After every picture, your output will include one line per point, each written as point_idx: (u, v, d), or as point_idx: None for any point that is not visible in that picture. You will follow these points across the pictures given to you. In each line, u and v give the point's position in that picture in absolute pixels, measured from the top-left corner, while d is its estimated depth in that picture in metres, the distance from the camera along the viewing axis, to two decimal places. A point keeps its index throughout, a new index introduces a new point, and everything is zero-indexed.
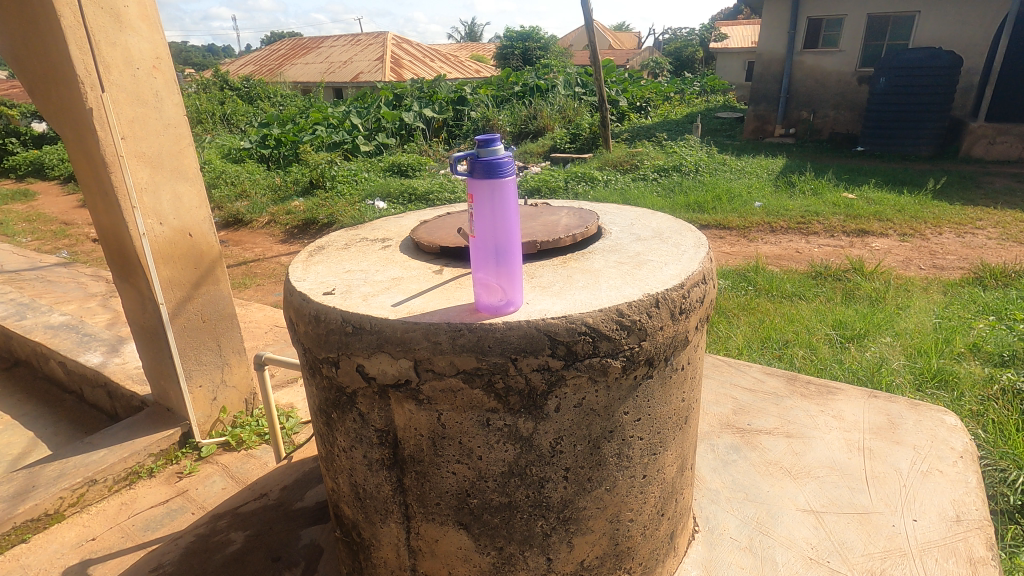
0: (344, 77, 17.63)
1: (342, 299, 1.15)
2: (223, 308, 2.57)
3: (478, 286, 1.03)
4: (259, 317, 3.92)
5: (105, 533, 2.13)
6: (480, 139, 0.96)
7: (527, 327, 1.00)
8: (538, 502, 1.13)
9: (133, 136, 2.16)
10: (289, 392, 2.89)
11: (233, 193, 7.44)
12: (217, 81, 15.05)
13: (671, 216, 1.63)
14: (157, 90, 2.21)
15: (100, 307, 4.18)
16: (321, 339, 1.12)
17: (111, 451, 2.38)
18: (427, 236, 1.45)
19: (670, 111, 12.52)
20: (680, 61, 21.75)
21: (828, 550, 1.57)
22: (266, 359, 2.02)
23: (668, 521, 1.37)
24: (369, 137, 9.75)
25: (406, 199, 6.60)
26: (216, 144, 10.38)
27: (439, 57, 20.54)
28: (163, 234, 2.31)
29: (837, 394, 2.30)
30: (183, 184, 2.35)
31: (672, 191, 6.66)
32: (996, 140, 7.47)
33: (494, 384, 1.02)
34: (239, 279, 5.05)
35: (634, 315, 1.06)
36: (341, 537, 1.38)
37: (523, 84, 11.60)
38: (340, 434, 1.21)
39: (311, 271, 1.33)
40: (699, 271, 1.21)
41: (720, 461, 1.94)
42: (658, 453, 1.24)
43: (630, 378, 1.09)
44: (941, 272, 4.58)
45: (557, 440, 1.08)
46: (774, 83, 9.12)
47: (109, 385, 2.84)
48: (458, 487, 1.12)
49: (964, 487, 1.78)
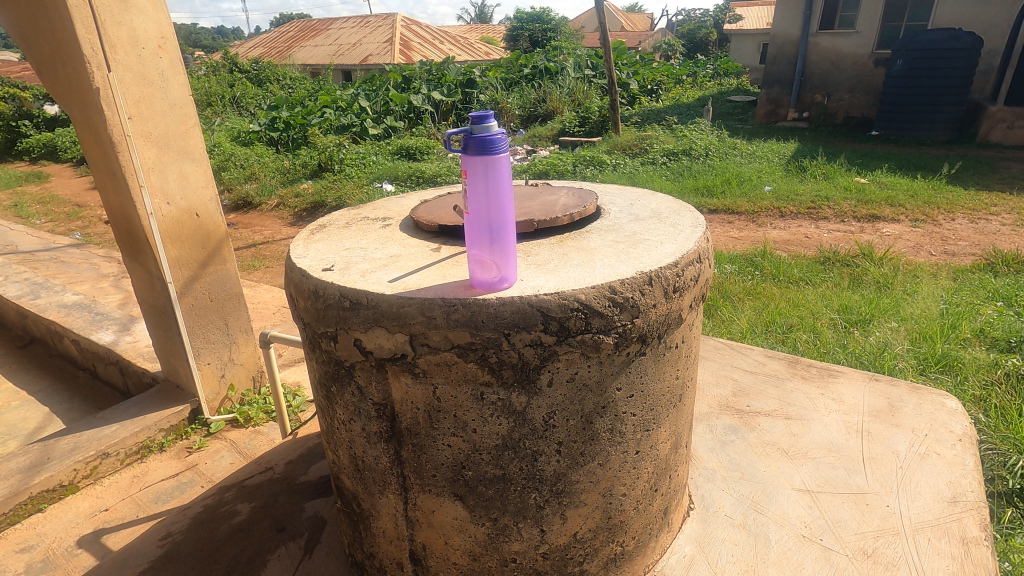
0: (353, 60, 17.57)
1: (340, 274, 1.17)
2: (230, 288, 2.60)
3: (472, 262, 1.05)
4: (267, 298, 3.97)
5: (117, 504, 2.20)
6: (474, 115, 0.97)
7: (521, 303, 1.02)
8: (532, 476, 1.15)
9: (140, 116, 2.18)
10: (296, 371, 2.94)
11: (242, 175, 7.47)
12: (227, 63, 15.04)
13: (672, 197, 1.63)
14: (162, 69, 2.23)
15: (112, 288, 4.25)
16: (319, 314, 1.14)
17: (122, 425, 2.44)
18: (427, 215, 1.47)
19: (681, 94, 12.36)
20: (693, 43, 21.46)
21: (821, 528, 1.59)
22: (271, 337, 2.04)
23: (661, 497, 1.39)
24: (378, 121, 9.72)
25: (415, 182, 6.60)
26: (226, 126, 10.41)
27: (449, 39, 20.37)
28: (171, 214, 2.34)
29: (837, 377, 2.30)
30: (190, 164, 2.37)
31: (681, 175, 6.61)
32: (1015, 124, 7.31)
33: (488, 358, 1.04)
34: (248, 261, 5.10)
35: (627, 292, 1.07)
36: (342, 509, 1.42)
37: (533, 67, 11.49)
38: (340, 407, 1.23)
39: (311, 248, 1.35)
40: (694, 250, 1.21)
41: (717, 441, 1.95)
42: (651, 430, 1.26)
43: (623, 354, 1.11)
44: (952, 258, 4.53)
45: (550, 414, 1.10)
46: (787, 66, 8.96)
47: (121, 362, 2.90)
48: (454, 459, 1.15)
49: (961, 469, 1.79)
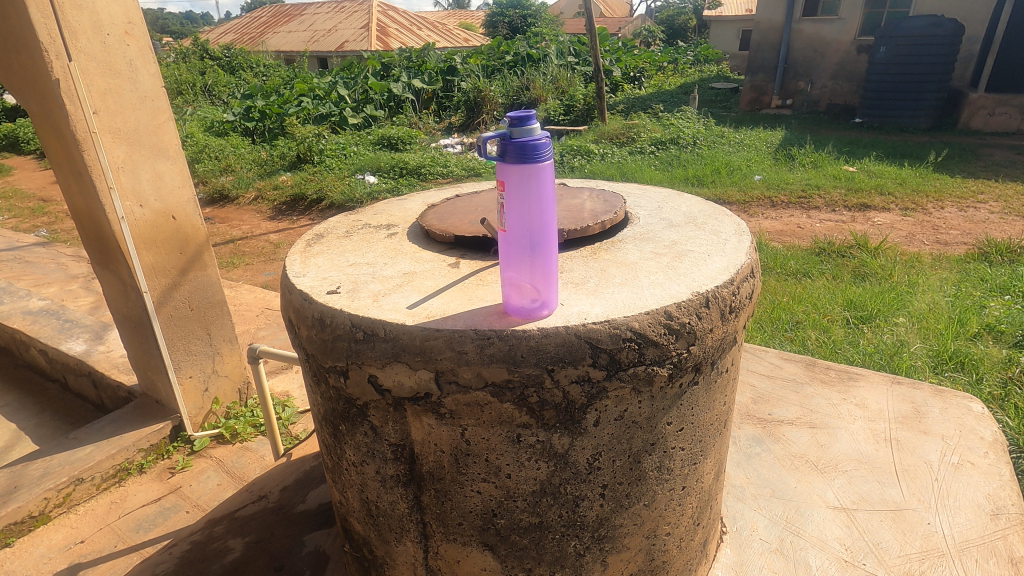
0: (329, 46, 17.03)
1: (349, 299, 1.02)
2: (212, 295, 2.41)
3: (507, 286, 0.90)
4: (249, 298, 3.76)
5: (94, 535, 2.02)
6: (513, 115, 0.81)
7: (567, 333, 0.88)
8: (572, 522, 1.02)
9: (106, 110, 1.97)
10: (284, 379, 2.76)
11: (217, 167, 7.17)
12: (197, 49, 14.47)
13: (701, 199, 1.50)
14: (130, 58, 2.02)
15: (82, 290, 4.00)
16: (326, 346, 0.99)
17: (97, 447, 2.25)
18: (438, 223, 1.31)
19: (664, 80, 12.22)
20: (673, 30, 21.25)
21: (863, 551, 1.50)
22: (261, 352, 1.83)
23: (703, 529, 1.27)
24: (357, 110, 9.36)
25: (397, 173, 6.36)
26: (198, 116, 10.00)
27: (427, 24, 19.89)
28: (144, 217, 2.14)
29: (858, 380, 2.22)
30: (164, 163, 2.17)
31: (670, 164, 6.49)
32: (995, 111, 7.34)
33: (527, 398, 0.90)
34: (227, 258, 4.86)
35: (684, 316, 0.94)
36: (351, 551, 1.27)
37: (516, 53, 11.22)
38: (350, 448, 1.09)
39: (311, 265, 1.18)
40: (747, 263, 1.08)
41: (744, 455, 1.85)
42: (698, 463, 1.13)
43: (676, 386, 0.98)
44: (946, 247, 4.50)
45: (595, 456, 0.97)
46: (771, 53, 8.89)
47: (94, 374, 2.70)
48: (484, 506, 1.01)
49: (998, 480, 1.71)
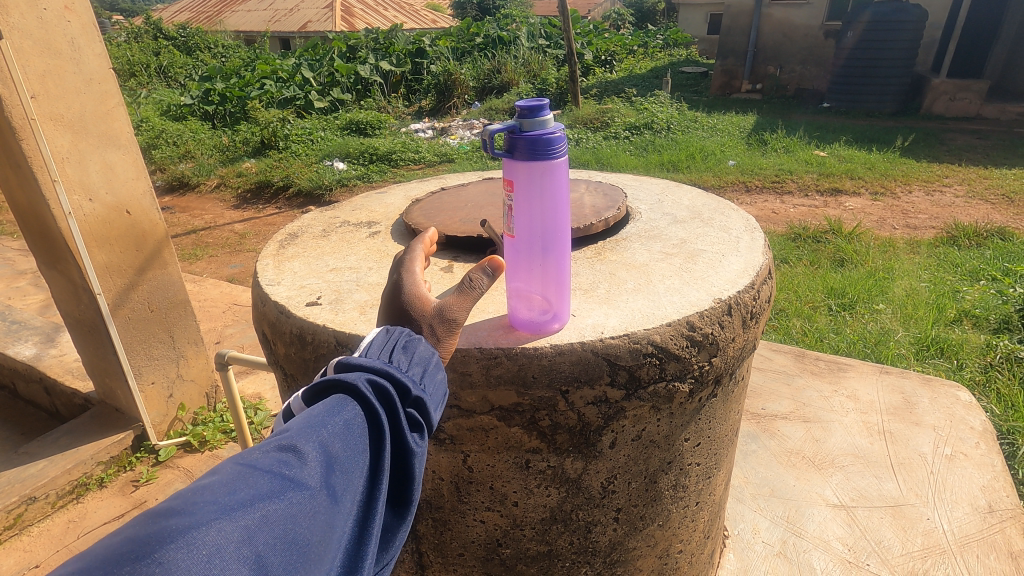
0: (290, 27, 16.36)
1: (333, 311, 0.90)
2: (174, 295, 2.23)
3: (513, 297, 0.80)
4: (215, 293, 3.56)
5: (50, 558, 1.86)
6: (523, 104, 0.70)
7: (582, 350, 0.78)
8: (584, 549, 0.94)
9: (46, 94, 1.78)
10: (254, 381, 2.60)
11: (175, 153, 6.81)
12: (150, 29, 13.71)
13: (702, 190, 1.43)
14: (72, 36, 1.82)
15: (31, 288, 3.72)
16: (308, 366, 0.88)
17: (52, 461, 2.08)
18: (426, 220, 1.20)
19: (635, 64, 12.12)
20: (641, 13, 21.11)
21: (866, 551, 1.47)
22: (230, 359, 1.64)
23: (712, 541, 1.21)
24: (323, 93, 9.01)
25: (367, 159, 6.13)
26: (153, 99, 9.48)
27: (393, 4, 19.23)
28: (94, 212, 1.96)
29: (847, 370, 2.20)
30: (114, 153, 1.98)
31: (645, 149, 6.42)
32: (956, 96, 7.49)
33: (538, 421, 0.82)
34: (189, 250, 4.61)
35: (707, 327, 0.86)
36: None
37: (486, 35, 10.95)
38: None
39: (286, 271, 1.06)
40: (766, 265, 1.00)
41: (741, 453, 1.81)
42: (712, 477, 1.07)
43: (696, 401, 0.90)
44: (915, 232, 4.57)
45: (610, 480, 0.89)
46: (741, 37, 8.86)
47: (46, 380, 2.50)
48: (487, 536, 0.92)
49: (992, 471, 1.70)
